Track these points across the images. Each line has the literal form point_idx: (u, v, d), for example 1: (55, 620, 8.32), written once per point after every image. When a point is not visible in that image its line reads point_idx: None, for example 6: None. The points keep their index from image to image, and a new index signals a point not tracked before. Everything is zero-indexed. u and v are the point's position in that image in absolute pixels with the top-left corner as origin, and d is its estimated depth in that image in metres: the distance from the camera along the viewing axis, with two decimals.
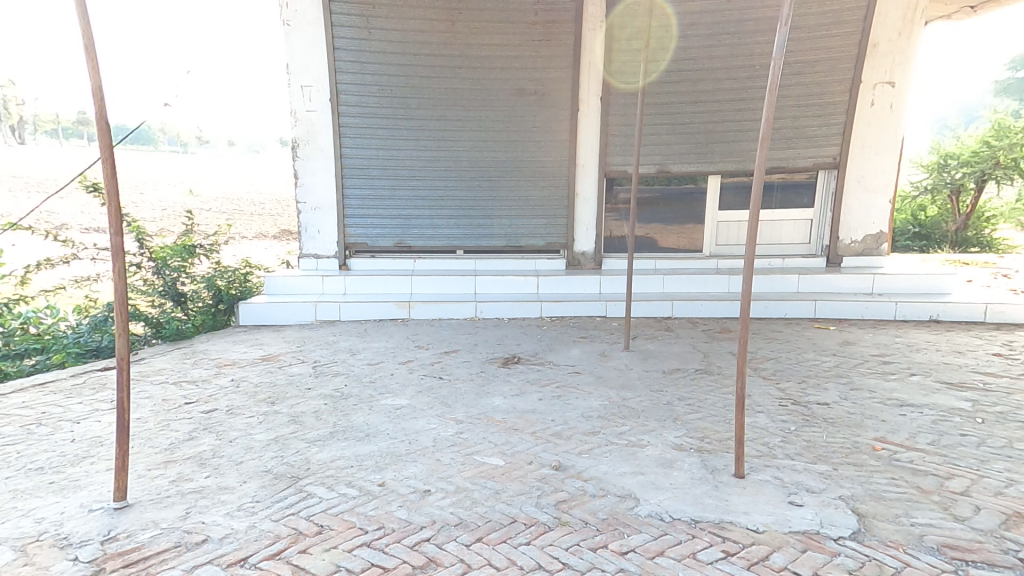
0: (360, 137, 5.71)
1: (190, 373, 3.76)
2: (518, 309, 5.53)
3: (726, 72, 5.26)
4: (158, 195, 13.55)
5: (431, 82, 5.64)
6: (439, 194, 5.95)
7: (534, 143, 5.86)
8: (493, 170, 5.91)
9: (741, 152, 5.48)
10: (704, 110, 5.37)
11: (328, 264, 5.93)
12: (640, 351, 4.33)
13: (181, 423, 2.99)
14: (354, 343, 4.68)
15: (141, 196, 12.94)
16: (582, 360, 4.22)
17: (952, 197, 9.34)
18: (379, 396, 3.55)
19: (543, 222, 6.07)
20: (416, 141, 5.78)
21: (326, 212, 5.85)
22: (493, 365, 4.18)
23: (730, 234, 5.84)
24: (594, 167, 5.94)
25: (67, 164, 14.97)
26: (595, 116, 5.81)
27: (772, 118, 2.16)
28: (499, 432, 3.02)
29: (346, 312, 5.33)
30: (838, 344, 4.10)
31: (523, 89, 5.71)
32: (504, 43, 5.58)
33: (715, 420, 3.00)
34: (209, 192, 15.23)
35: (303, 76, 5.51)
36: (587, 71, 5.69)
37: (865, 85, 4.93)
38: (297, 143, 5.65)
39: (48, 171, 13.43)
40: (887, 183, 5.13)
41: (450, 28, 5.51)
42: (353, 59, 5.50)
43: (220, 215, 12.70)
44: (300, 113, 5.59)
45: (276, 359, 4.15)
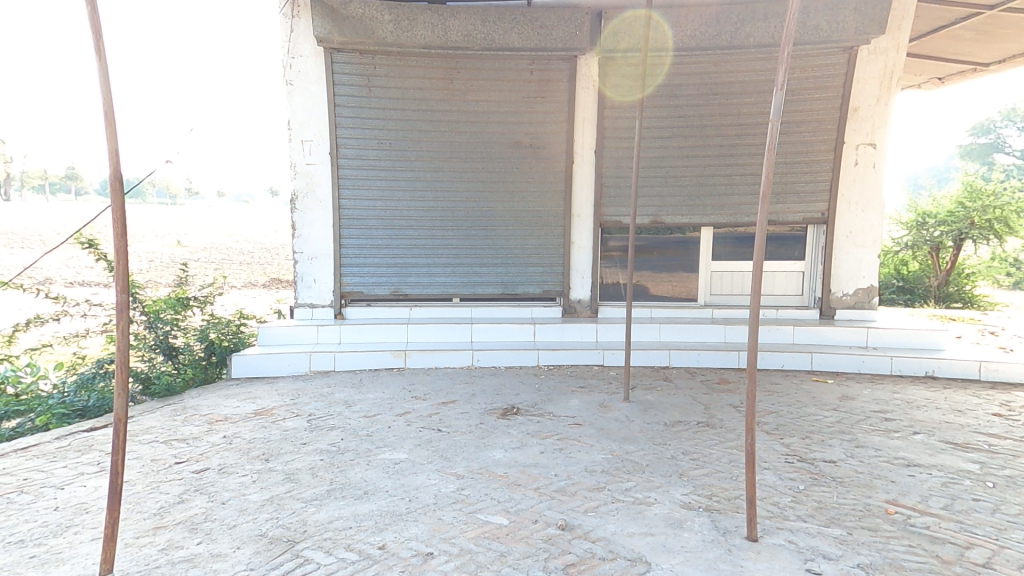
0: (359, 188, 5.81)
1: (180, 430, 3.65)
2: (515, 358, 5.50)
3: (714, 130, 5.50)
4: (146, 247, 13.52)
5: (430, 137, 5.82)
6: (436, 243, 6.02)
7: (530, 195, 6.01)
8: (489, 221, 6.02)
9: (731, 205, 5.64)
10: (694, 166, 5.58)
11: (323, 313, 5.89)
12: (640, 402, 4.30)
13: (171, 485, 2.87)
14: (349, 394, 4.59)
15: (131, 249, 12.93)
16: (582, 411, 4.17)
17: (933, 253, 9.65)
18: (376, 450, 3.45)
19: (539, 270, 6.13)
20: (414, 194, 5.90)
21: (323, 262, 5.87)
22: (493, 416, 4.11)
23: (724, 284, 5.94)
24: (589, 219, 6.07)
25: (56, 216, 14.98)
26: (589, 170, 5.99)
27: (771, 178, 2.30)
28: (501, 488, 2.94)
29: (342, 362, 5.26)
30: (838, 398, 4.11)
31: (519, 144, 5.91)
32: (501, 101, 5.81)
33: (722, 476, 2.96)
34: (199, 242, 15.25)
35: (304, 131, 5.66)
36: (581, 127, 5.91)
37: (848, 145, 5.17)
38: (296, 194, 5.74)
39: (36, 225, 13.42)
40: (874, 239, 5.29)
41: (449, 87, 5.73)
42: (354, 114, 5.68)
43: (208, 266, 12.66)
44: (299, 166, 5.71)
45: (269, 412, 4.05)
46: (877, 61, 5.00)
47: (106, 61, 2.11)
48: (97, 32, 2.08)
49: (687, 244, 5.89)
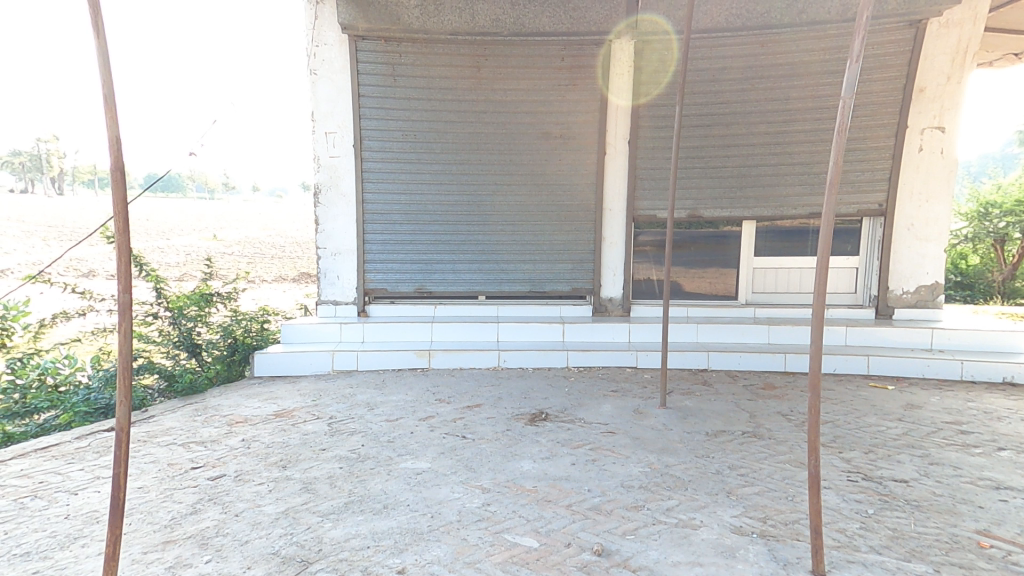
0: (384, 182, 5.66)
1: (199, 432, 3.54)
2: (543, 358, 5.27)
3: (759, 115, 5.12)
4: (183, 242, 13.83)
5: (457, 128, 5.61)
6: (462, 239, 5.82)
7: (560, 187, 5.75)
8: (517, 215, 5.78)
9: (776, 195, 5.25)
10: (736, 154, 5.22)
11: (346, 311, 5.77)
12: (679, 409, 4.00)
13: (185, 494, 2.74)
14: (372, 397, 4.43)
15: (166, 243, 13.22)
16: (616, 418, 3.91)
17: (996, 247, 8.99)
18: (398, 459, 3.27)
19: (568, 266, 5.87)
20: (439, 187, 5.71)
21: (347, 258, 5.73)
22: (520, 422, 3.88)
23: (767, 280, 5.55)
24: (622, 212, 5.77)
25: (101, 211, 15.51)
26: (622, 161, 5.69)
27: (842, 162, 1.98)
28: (531, 504, 2.72)
29: (365, 362, 5.12)
30: (901, 407, 3.73)
31: (549, 133, 5.65)
32: (530, 89, 5.55)
33: (775, 496, 2.66)
34: (233, 236, 15.53)
35: (328, 122, 5.51)
36: (614, 115, 5.61)
37: (911, 130, 4.74)
38: (320, 188, 5.61)
39: (82, 220, 13.90)
40: (939, 232, 4.84)
41: (477, 75, 5.51)
42: (378, 105, 5.51)
43: (240, 259, 12.86)
44: (323, 159, 5.58)
45: (290, 414, 3.92)
46: (949, 35, 4.56)
47: (105, 43, 1.93)
48: (94, 10, 1.90)
49: (726, 238, 5.54)
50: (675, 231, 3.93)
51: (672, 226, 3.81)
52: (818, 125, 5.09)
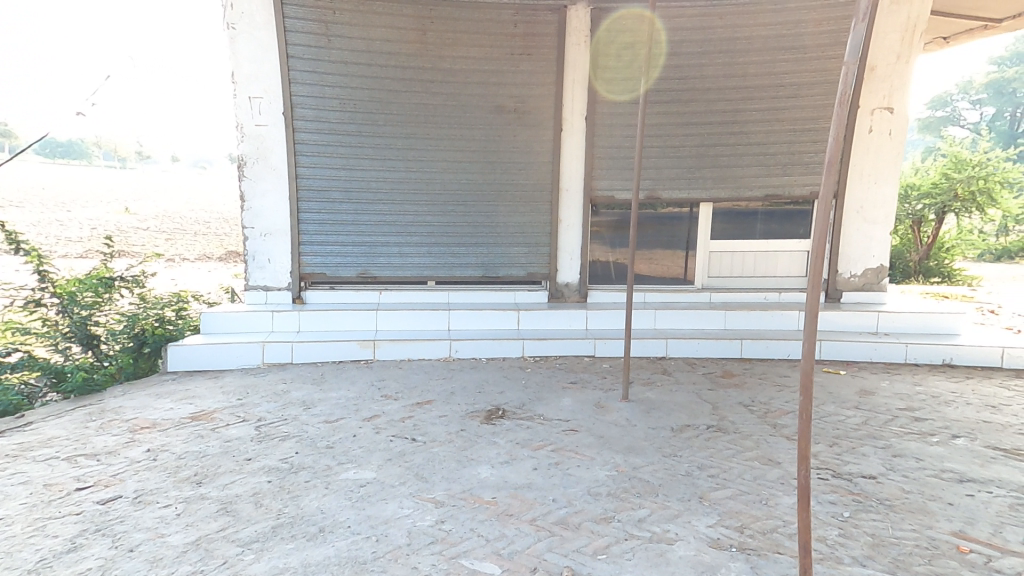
0: (319, 154, 5.09)
1: (92, 443, 2.98)
2: (497, 348, 4.98)
3: (719, 93, 4.94)
4: (89, 215, 12.42)
5: (401, 96, 5.11)
6: (408, 219, 5.37)
7: (515, 165, 5.40)
8: (468, 194, 5.40)
9: (734, 178, 5.12)
10: (695, 135, 5.04)
11: (278, 297, 5.20)
12: (641, 402, 3.83)
13: (63, 526, 2.24)
14: (308, 393, 3.97)
15: (70, 216, 11.83)
16: (577, 414, 3.69)
17: (914, 227, 9.48)
18: (337, 468, 2.88)
19: (524, 250, 5.57)
20: (382, 162, 5.21)
21: (279, 239, 5.15)
22: (475, 422, 3.58)
23: (724, 265, 5.43)
24: (578, 193, 5.51)
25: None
26: (579, 137, 5.39)
27: (844, 140, 1.73)
28: (490, 520, 2.42)
29: (300, 354, 4.62)
30: (857, 394, 3.71)
31: (502, 107, 5.26)
32: (481, 56, 5.12)
33: (750, 500, 2.51)
34: (150, 209, 14.15)
35: (252, 85, 4.86)
36: (570, 88, 5.28)
37: (863, 110, 4.72)
38: (244, 160, 4.97)
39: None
40: (886, 215, 4.89)
41: (422, 39, 5.01)
42: (311, 68, 4.91)
43: (157, 237, 11.72)
44: (247, 127, 4.93)
45: (209, 417, 3.41)
46: (900, 13, 4.54)
47: None
48: None
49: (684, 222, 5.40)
50: (635, 215, 3.63)
51: (633, 208, 3.53)
52: (776, 107, 4.94)
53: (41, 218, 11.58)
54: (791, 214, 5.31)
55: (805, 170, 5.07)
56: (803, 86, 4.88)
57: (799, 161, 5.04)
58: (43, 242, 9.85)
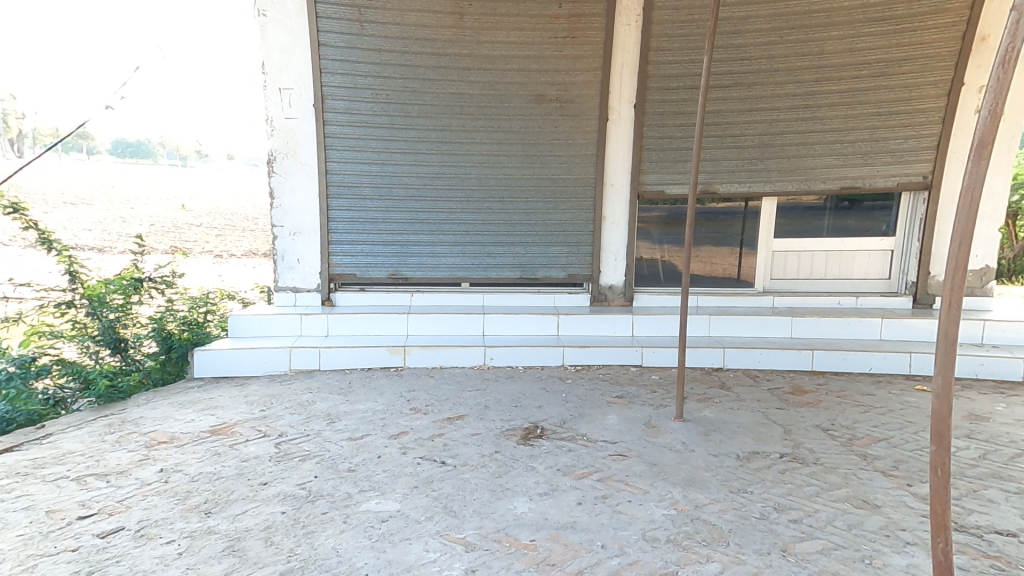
0: (350, 149, 4.85)
1: (106, 459, 2.79)
2: (536, 356, 4.63)
3: (789, 74, 4.39)
4: (147, 211, 12.91)
5: (437, 86, 4.81)
6: (443, 217, 5.09)
7: (555, 159, 5.03)
8: (506, 190, 5.07)
9: (802, 168, 4.57)
10: (759, 120, 4.51)
11: (308, 300, 5.00)
12: (699, 422, 3.37)
13: (54, 566, 2.03)
14: (335, 405, 3.72)
15: (131, 213, 12.36)
16: (626, 435, 3.28)
17: (1007, 221, 8.48)
18: (359, 497, 2.58)
19: (564, 250, 5.21)
20: (417, 157, 4.94)
21: (308, 238, 4.93)
22: (512, 442, 3.23)
23: (788, 266, 4.89)
24: (625, 188, 5.09)
25: (60, 177, 14.45)
26: (627, 127, 4.96)
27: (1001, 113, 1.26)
28: (529, 571, 2.06)
29: (328, 360, 4.38)
30: (964, 419, 3.13)
31: (543, 95, 4.90)
32: (522, 40, 4.75)
33: (850, 559, 2.04)
34: (204, 206, 14.61)
35: (282, 77, 4.65)
36: (619, 74, 4.85)
37: (967, 89, 4.27)
38: (274, 156, 4.77)
39: (38, 188, 12.93)
40: (994, 208, 4.30)
41: (459, 23, 4.66)
42: (343, 58, 4.66)
43: (208, 232, 12.03)
44: (277, 121, 4.72)
45: (228, 430, 3.20)
46: None
47: None
48: None
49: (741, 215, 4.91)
50: (691, 211, 3.11)
51: (692, 203, 3.06)
52: (855, 85, 4.34)
53: (105, 212, 12.12)
54: (868, 207, 4.73)
55: (889, 158, 4.46)
56: (890, 61, 4.27)
57: (882, 149, 4.44)
58: (104, 237, 10.27)
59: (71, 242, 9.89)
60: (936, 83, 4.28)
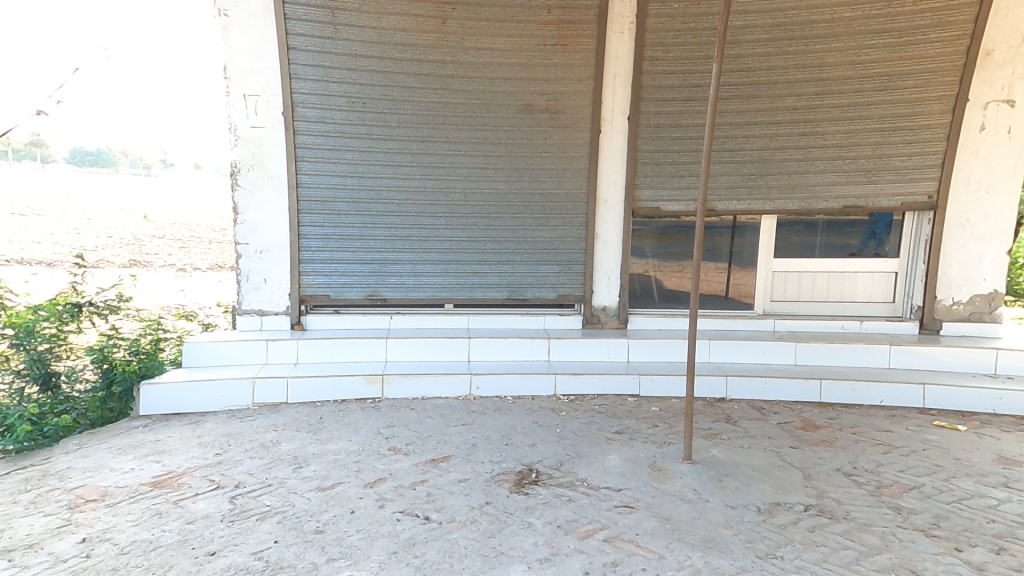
0: (322, 160, 4.48)
1: (16, 527, 2.33)
2: (526, 384, 4.30)
3: (789, 87, 4.19)
4: (107, 222, 12.20)
5: (418, 94, 4.49)
6: (424, 234, 4.73)
7: (545, 173, 4.74)
8: (492, 205, 4.75)
9: (803, 186, 4.37)
10: (758, 135, 4.30)
11: (275, 323, 4.56)
12: (709, 464, 3.05)
13: None
14: (302, 446, 3.29)
15: (89, 224, 11.69)
16: (631, 480, 2.95)
17: None
18: (326, 570, 2.18)
19: (554, 269, 4.90)
20: (396, 169, 4.59)
21: (276, 256, 4.51)
22: (504, 491, 2.86)
23: (789, 287, 4.67)
24: (619, 205, 4.82)
25: (12, 186, 13.62)
26: (621, 140, 4.70)
27: None
28: None
29: (297, 392, 3.96)
30: (996, 464, 2.89)
31: (532, 106, 4.62)
32: (509, 47, 4.47)
33: None
34: (170, 216, 13.94)
35: (247, 82, 4.27)
36: (611, 85, 4.60)
37: (974, 104, 4.12)
38: (238, 167, 4.36)
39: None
40: (1000, 230, 4.25)
41: (442, 28, 4.35)
42: (315, 62, 4.30)
43: (172, 244, 11.42)
44: (241, 129, 4.32)
45: (174, 481, 2.76)
46: None
47: None
48: None
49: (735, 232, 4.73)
50: (697, 232, 2.83)
51: (699, 221, 2.78)
52: (858, 100, 4.17)
53: (60, 224, 11.41)
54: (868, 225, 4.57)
55: (894, 176, 4.28)
56: (893, 76, 4.10)
57: (886, 166, 4.27)
58: (57, 251, 9.63)
59: (18, 256, 9.22)
60: (941, 99, 4.12)
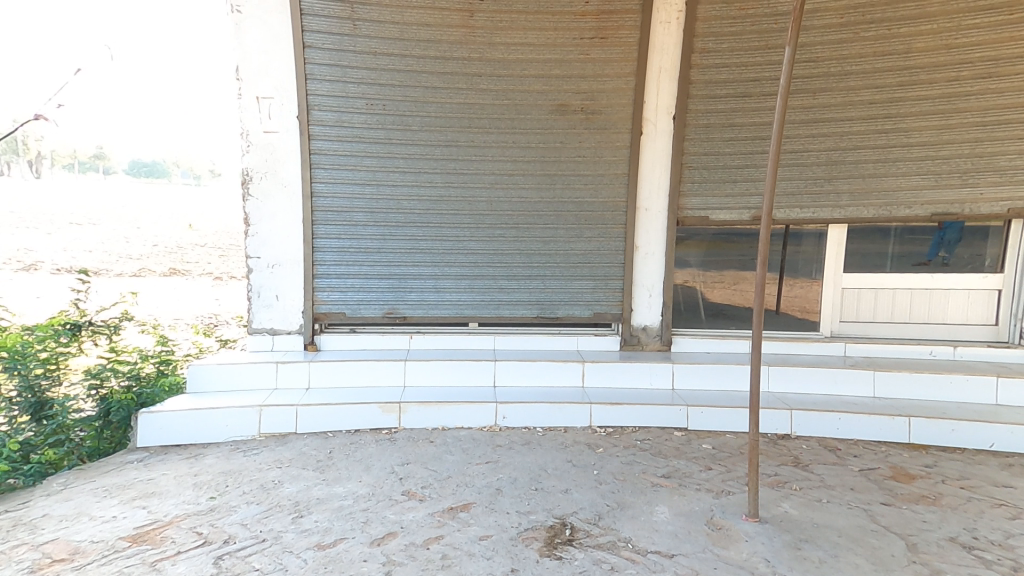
0: (339, 168, 4.16)
1: None
2: (559, 414, 3.85)
3: (865, 76, 3.65)
4: (151, 230, 12.42)
5: (442, 94, 4.13)
6: (448, 246, 4.35)
7: (580, 179, 4.31)
8: (522, 215, 4.34)
9: (880, 190, 3.82)
10: (825, 132, 3.77)
11: (287, 344, 4.26)
12: (783, 523, 2.53)
13: None
14: (307, 487, 2.93)
15: (134, 232, 11.93)
16: (687, 543, 2.44)
17: None
18: None
19: (589, 284, 4.44)
20: (419, 177, 4.24)
21: (289, 271, 4.21)
22: (534, 554, 2.41)
23: (862, 306, 4.13)
24: (662, 213, 4.34)
25: (65, 196, 14.11)
26: (666, 142, 4.23)
27: None
28: None
29: (306, 422, 3.61)
30: None
31: (566, 106, 4.19)
32: (542, 41, 4.06)
33: None
34: (212, 225, 14.14)
35: (261, 84, 3.99)
36: (655, 80, 4.14)
37: None
38: (250, 175, 4.08)
39: (41, 208, 12.53)
40: None
41: (470, 22, 3.99)
42: (332, 62, 3.99)
43: (211, 252, 11.49)
44: (254, 135, 4.05)
45: (156, 534, 2.42)
46: None
47: None
48: None
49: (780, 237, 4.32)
50: (767, 245, 2.36)
51: (769, 234, 2.29)
52: (950, 90, 3.59)
53: (108, 231, 11.66)
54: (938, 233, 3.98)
55: (998, 178, 3.69)
56: (994, 60, 3.50)
57: (988, 166, 3.67)
58: (101, 260, 9.80)
59: (64, 264, 9.41)
60: None
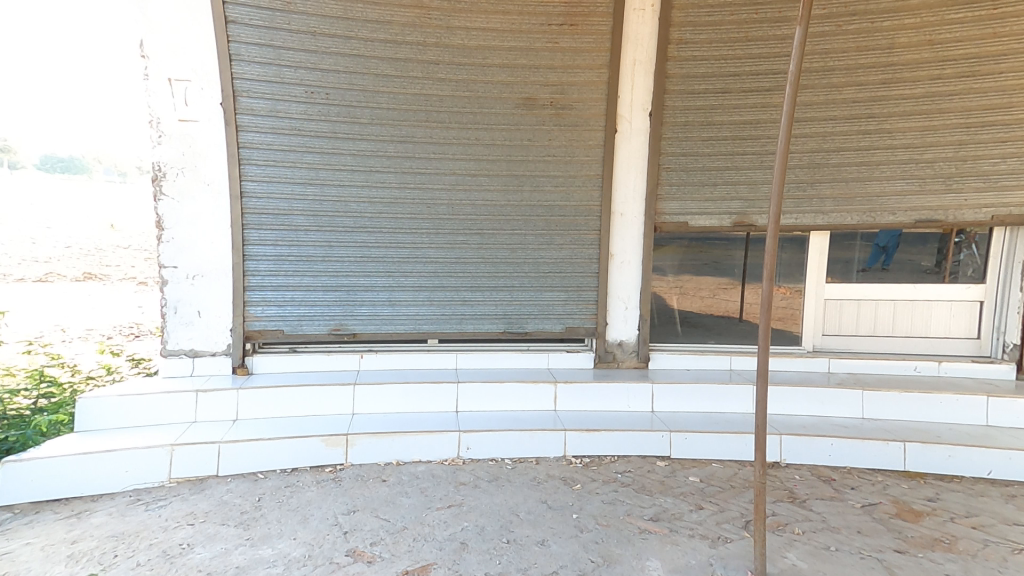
0: (273, 163, 3.59)
1: None
2: (528, 443, 3.42)
3: (849, 76, 3.43)
4: (69, 230, 11.21)
5: (394, 83, 3.63)
6: (402, 253, 3.85)
7: (549, 181, 3.91)
8: (486, 220, 3.90)
9: (865, 195, 3.60)
10: (809, 135, 3.53)
11: (211, 368, 3.65)
12: None
13: None
14: (223, 551, 2.36)
15: (49, 232, 10.72)
16: None
17: None
18: None
19: (560, 296, 4.05)
20: (368, 175, 3.72)
21: (213, 283, 3.61)
22: None
23: (844, 319, 3.93)
24: (638, 218, 4.00)
25: None
26: (641, 141, 3.90)
27: None
28: None
29: (230, 462, 3.03)
30: None
31: (533, 99, 3.79)
32: (506, 28, 3.65)
33: None
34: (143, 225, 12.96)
35: (174, 64, 3.39)
36: (629, 75, 3.80)
37: None
38: (162, 170, 3.45)
39: None
40: None
41: (424, 2, 3.52)
42: (263, 40, 3.43)
43: (139, 255, 10.43)
44: (167, 123, 3.42)
45: None
46: None
47: None
48: None
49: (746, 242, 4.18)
50: (773, 256, 2.00)
51: (778, 240, 1.93)
52: (936, 91, 3.40)
53: (19, 230, 10.40)
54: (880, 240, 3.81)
55: (982, 183, 3.51)
56: (979, 62, 3.34)
57: (974, 172, 3.49)
58: (6, 264, 8.69)
59: None
60: None
